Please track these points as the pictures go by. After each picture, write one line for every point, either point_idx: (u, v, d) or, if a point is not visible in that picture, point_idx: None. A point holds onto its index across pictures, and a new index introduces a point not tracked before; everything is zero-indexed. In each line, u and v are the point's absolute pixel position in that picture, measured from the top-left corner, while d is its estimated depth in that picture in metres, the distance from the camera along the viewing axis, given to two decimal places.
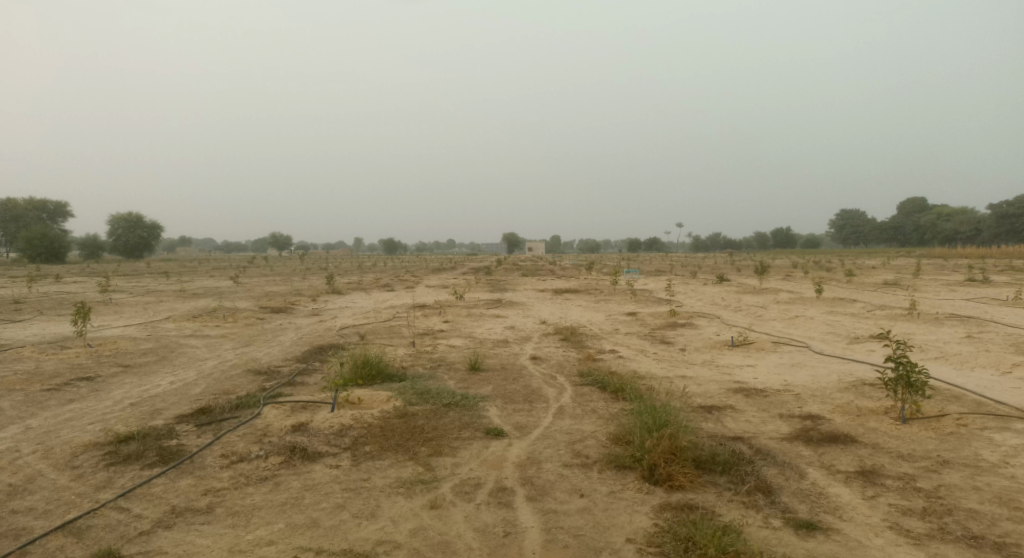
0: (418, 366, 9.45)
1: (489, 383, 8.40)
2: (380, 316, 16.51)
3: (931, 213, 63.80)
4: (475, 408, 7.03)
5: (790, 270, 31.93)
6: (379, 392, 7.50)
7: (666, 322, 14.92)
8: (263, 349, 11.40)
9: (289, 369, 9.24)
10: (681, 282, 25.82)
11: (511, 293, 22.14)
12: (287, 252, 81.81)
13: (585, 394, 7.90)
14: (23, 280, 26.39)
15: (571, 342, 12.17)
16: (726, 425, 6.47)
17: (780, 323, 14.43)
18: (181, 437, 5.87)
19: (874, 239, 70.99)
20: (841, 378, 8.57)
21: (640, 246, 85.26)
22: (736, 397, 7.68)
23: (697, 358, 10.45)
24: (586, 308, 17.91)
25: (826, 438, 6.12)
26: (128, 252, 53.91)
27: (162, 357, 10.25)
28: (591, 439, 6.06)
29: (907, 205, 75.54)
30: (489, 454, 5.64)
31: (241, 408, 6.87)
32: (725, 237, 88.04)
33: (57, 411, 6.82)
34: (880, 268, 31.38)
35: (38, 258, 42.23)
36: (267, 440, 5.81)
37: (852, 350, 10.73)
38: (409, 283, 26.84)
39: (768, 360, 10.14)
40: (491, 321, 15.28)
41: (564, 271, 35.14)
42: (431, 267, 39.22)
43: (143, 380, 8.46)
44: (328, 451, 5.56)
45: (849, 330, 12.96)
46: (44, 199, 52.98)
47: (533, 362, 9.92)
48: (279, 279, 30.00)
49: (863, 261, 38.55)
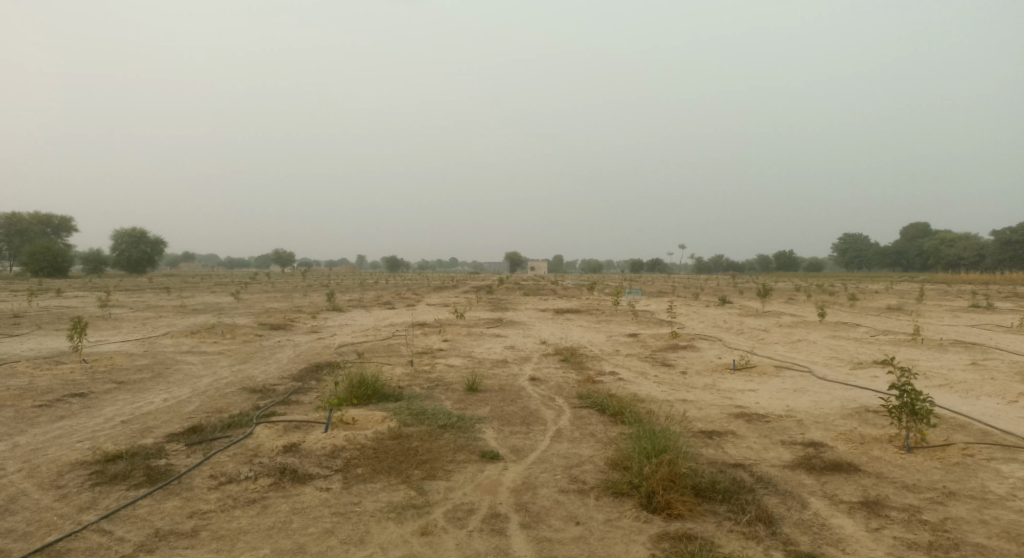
0: (415, 386, 9.34)
1: (486, 404, 8.28)
2: (379, 334, 16.41)
3: (934, 238, 63.68)
4: (470, 430, 6.92)
5: (793, 293, 31.80)
6: (373, 412, 7.39)
7: (667, 344, 14.80)
8: (259, 366, 11.30)
9: (285, 387, 9.14)
10: (683, 303, 25.71)
11: (512, 313, 22.05)
12: (290, 268, 81.95)
13: (584, 417, 7.78)
14: (24, 294, 26.38)
15: (570, 363, 12.05)
16: (727, 451, 6.34)
17: (783, 347, 14.30)
18: (170, 457, 5.76)
19: (877, 263, 70.82)
20: (844, 404, 8.43)
21: (642, 267, 85.24)
22: (737, 422, 7.55)
23: (698, 381, 10.31)
24: (586, 329, 17.80)
25: (829, 466, 5.98)
26: (131, 266, 54.02)
27: (157, 374, 10.16)
28: (588, 464, 5.93)
29: (910, 229, 75.48)
30: (484, 478, 5.51)
31: (233, 427, 6.77)
32: (728, 260, 88.03)
33: (46, 428, 6.72)
34: (883, 292, 31.27)
35: (41, 272, 42.32)
36: (258, 461, 5.70)
37: (855, 376, 10.59)
38: (410, 301, 26.78)
39: (770, 385, 10.01)
40: (491, 340, 15.17)
41: (566, 290, 35.06)
42: (433, 285, 39.24)
43: (136, 397, 8.36)
44: (319, 473, 5.45)
45: (852, 355, 12.82)
46: (49, 213, 53.26)
47: (532, 384, 9.79)
48: (279, 295, 29.96)
49: (866, 285, 38.42)
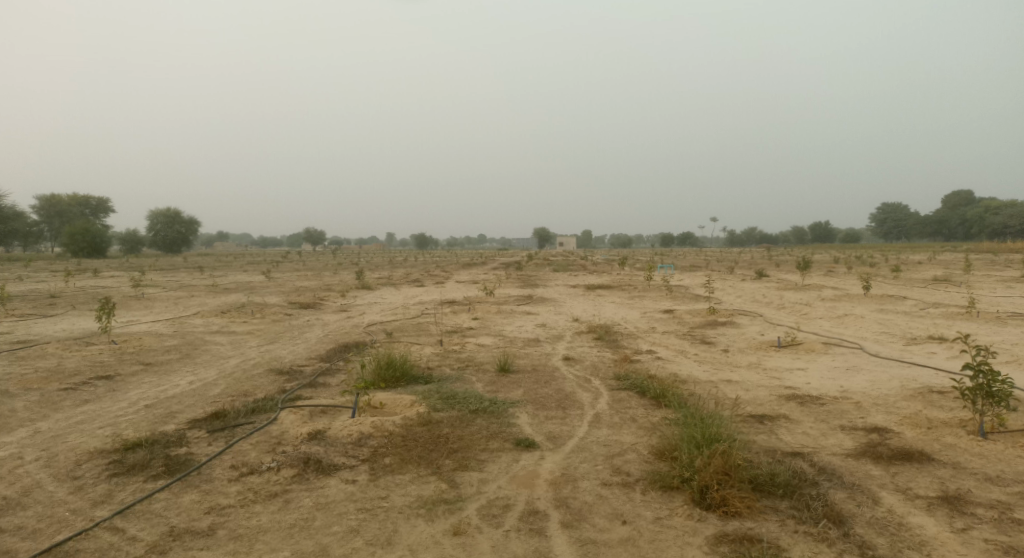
0: (445, 367, 8.99)
1: (519, 386, 7.88)
2: (408, 312, 16.17)
3: (978, 206, 60.88)
4: (503, 415, 6.52)
5: (831, 265, 30.66)
6: (402, 395, 7.06)
7: (705, 320, 14.19)
8: (287, 347, 11.10)
9: (311, 369, 8.88)
10: (717, 277, 24.84)
11: (542, 289, 21.59)
12: (320, 246, 82.85)
13: (623, 400, 7.32)
14: (63, 274, 26.90)
15: (605, 341, 11.59)
16: (782, 438, 5.82)
17: (828, 323, 13.57)
18: (191, 445, 5.51)
19: (918, 233, 68.21)
20: (904, 384, 7.78)
21: (672, 240, 83.79)
22: (790, 405, 7.00)
23: (742, 361, 9.74)
24: (619, 305, 17.26)
25: (898, 453, 5.39)
26: (166, 246, 55.04)
27: (184, 355, 10.01)
28: (631, 454, 5.48)
29: (953, 197, 72.33)
30: (520, 469, 5.13)
31: (257, 412, 6.50)
32: (760, 232, 85.95)
33: (69, 413, 6.55)
34: (926, 263, 29.83)
35: (81, 253, 43.36)
36: (281, 450, 5.39)
37: (910, 353, 9.87)
38: (440, 278, 26.56)
39: (820, 363, 9.38)
40: (522, 318, 14.79)
41: (596, 265, 34.37)
42: (461, 262, 38.97)
43: (162, 380, 8.19)
44: (345, 464, 5.12)
45: (905, 330, 12.06)
46: (87, 196, 54.35)
47: (566, 364, 9.37)
48: (308, 274, 30.07)
49: (907, 256, 36.50)
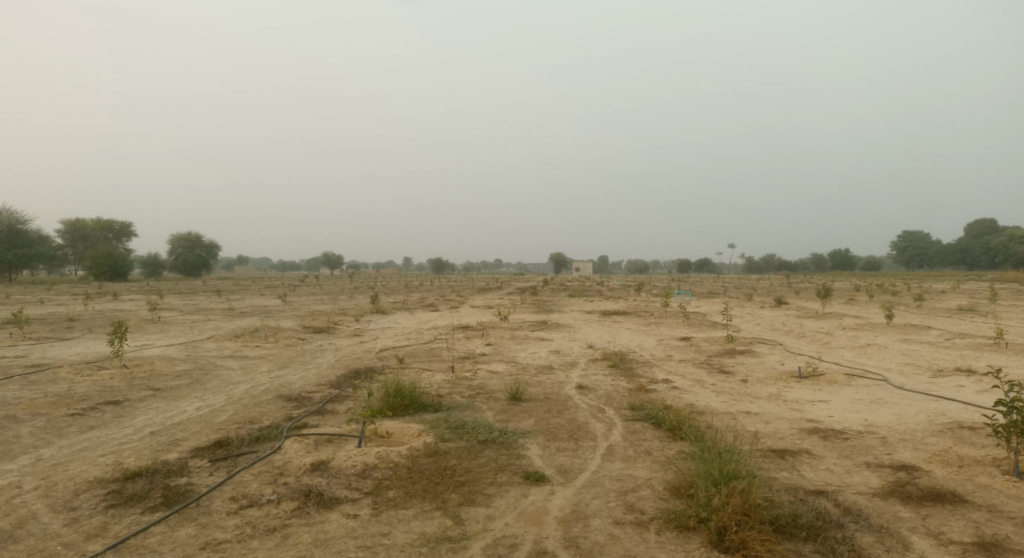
0: (455, 395, 8.82)
1: (530, 416, 7.68)
2: (420, 337, 16.05)
3: (1002, 234, 59.79)
4: (513, 446, 6.31)
5: (852, 294, 30.12)
6: (410, 425, 6.89)
7: (723, 348, 13.88)
8: (298, 372, 11.01)
9: (320, 395, 8.76)
10: (735, 305, 24.43)
11: (557, 315, 21.37)
12: (337, 270, 83.43)
13: (638, 431, 7.07)
14: (83, 297, 27.27)
15: (620, 369, 11.35)
16: (805, 474, 5.54)
17: (851, 352, 13.17)
18: (192, 474, 5.42)
19: (940, 261, 67.05)
20: (932, 418, 7.43)
21: (689, 267, 83.14)
22: (812, 439, 6.70)
23: (762, 391, 9.43)
24: (635, 332, 16.99)
25: (930, 492, 5.08)
26: (186, 270, 55.79)
27: (194, 380, 9.97)
28: (645, 490, 5.24)
29: (977, 225, 71.12)
30: (528, 505, 4.92)
31: (261, 441, 6.39)
32: (778, 259, 85.16)
33: (73, 439, 6.51)
34: (949, 293, 29.08)
35: (103, 276, 44.08)
36: (282, 482, 5.25)
37: (937, 385, 9.47)
38: (454, 303, 26.50)
39: (843, 395, 9.03)
40: (535, 344, 14.59)
41: (611, 291, 34.11)
42: (477, 287, 39.01)
43: (169, 406, 8.13)
44: (347, 497, 4.96)
45: (930, 361, 11.66)
46: (112, 220, 55.49)
47: (579, 392, 9.15)
48: (324, 298, 30.18)
49: (929, 285, 35.60)
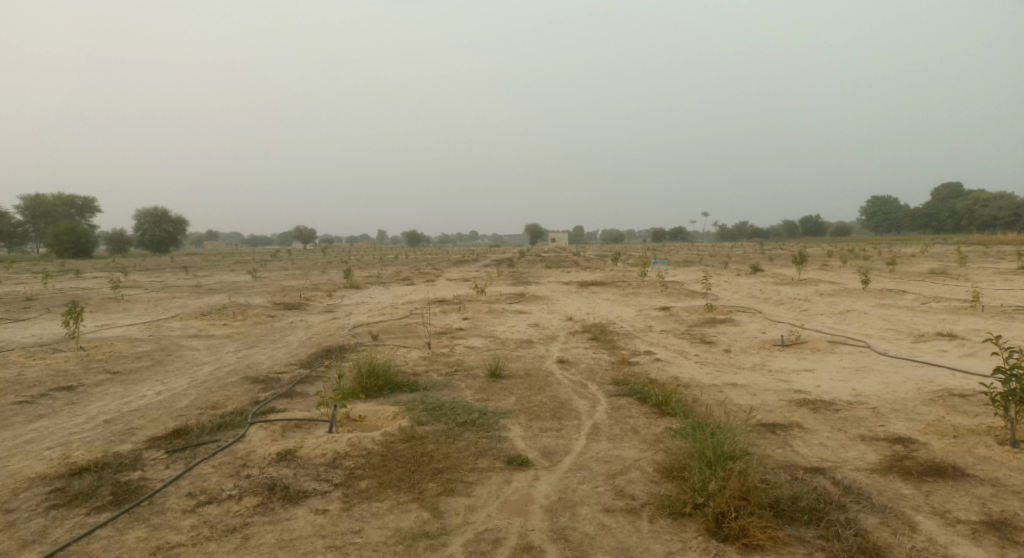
0: (432, 372, 8.44)
1: (511, 394, 7.34)
2: (396, 312, 15.58)
3: (967, 199, 60.97)
4: (494, 428, 5.97)
5: (825, 259, 30.33)
6: (384, 407, 6.50)
7: (703, 317, 13.71)
8: (267, 351, 10.52)
9: (289, 376, 8.31)
10: (712, 273, 24.28)
11: (535, 286, 21.01)
12: (311, 245, 81.69)
13: (623, 408, 6.79)
14: (42, 276, 26.01)
15: (601, 341, 11.08)
16: (799, 450, 5.30)
17: (830, 319, 13.08)
18: (146, 468, 4.97)
19: (907, 226, 68.32)
20: (920, 386, 7.26)
21: (664, 235, 83.30)
22: (802, 411, 6.48)
23: (746, 361, 9.24)
24: (615, 303, 16.73)
25: (929, 467, 4.87)
26: (154, 246, 54.00)
27: (156, 362, 9.42)
28: (635, 472, 4.95)
29: (942, 190, 72.33)
30: (512, 493, 4.61)
31: (223, 429, 5.94)
32: (751, 227, 86.04)
33: (18, 430, 6.00)
34: (919, 256, 29.40)
35: (66, 253, 42.38)
36: (245, 474, 4.84)
37: (920, 351, 9.35)
38: (430, 276, 26.00)
39: (828, 364, 8.87)
40: (513, 317, 14.26)
41: (589, 261, 33.84)
42: (453, 260, 38.48)
43: (127, 391, 7.61)
44: (316, 490, 4.58)
45: (910, 326, 11.60)
46: (72, 195, 53.21)
47: (560, 367, 8.85)
48: (297, 273, 29.32)
49: (898, 249, 36.00)
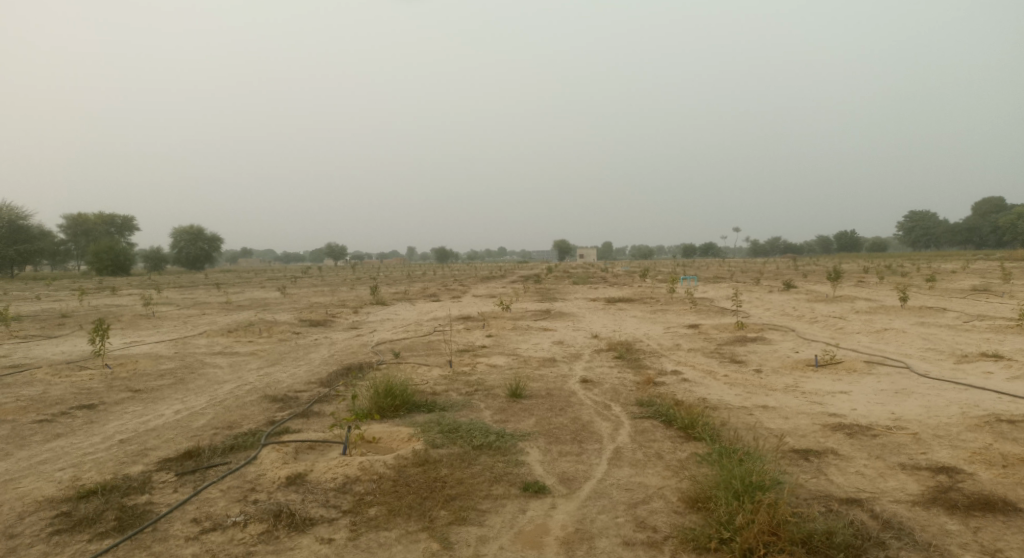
0: (451, 392, 8.27)
1: (531, 415, 7.13)
2: (420, 329, 15.51)
3: (1010, 212, 58.83)
4: (510, 451, 5.76)
5: (862, 275, 29.41)
6: (400, 428, 6.35)
7: (733, 336, 13.29)
8: (288, 369, 10.50)
9: (308, 395, 8.23)
10: (742, 289, 23.71)
11: (561, 303, 20.76)
12: (341, 262, 82.74)
13: (646, 431, 6.51)
14: (81, 293, 26.71)
15: (626, 360, 10.78)
16: (834, 479, 4.97)
17: (867, 338, 12.54)
18: (154, 492, 4.89)
19: (947, 240, 66.15)
20: (966, 411, 6.82)
21: (693, 251, 82.27)
22: (837, 437, 6.11)
23: (777, 382, 8.86)
24: (641, 320, 16.38)
25: (978, 500, 4.49)
26: (189, 263, 55.30)
27: (179, 379, 9.45)
28: (657, 502, 4.68)
29: (983, 203, 69.96)
30: (526, 523, 4.38)
31: (236, 450, 5.85)
32: (783, 242, 84.46)
33: (35, 450, 6.00)
34: (961, 272, 28.29)
35: (106, 271, 43.64)
36: (253, 500, 4.72)
37: (964, 372, 8.84)
38: (456, 292, 25.95)
39: (865, 385, 8.43)
40: (537, 335, 14.04)
41: (616, 277, 33.43)
42: (481, 276, 38.42)
43: (147, 409, 7.61)
44: (322, 517, 4.44)
45: (952, 345, 11.03)
46: (113, 214, 54.93)
47: (583, 387, 8.61)
48: (325, 290, 29.58)
49: (938, 266, 34.81)
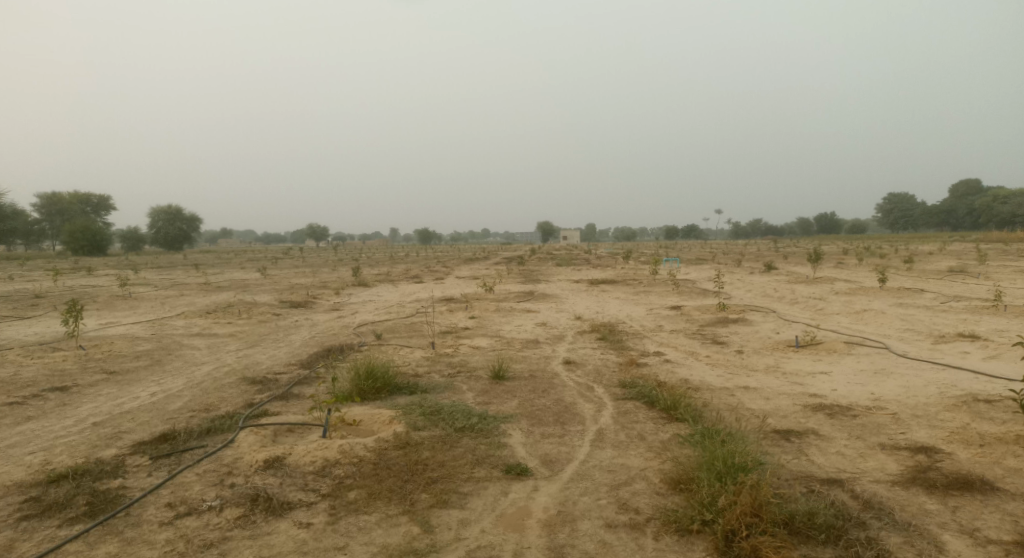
0: (433, 374, 8.19)
1: (514, 397, 7.08)
2: (402, 310, 15.37)
3: (985, 195, 59.76)
4: (493, 434, 5.71)
5: (841, 257, 29.73)
6: (381, 410, 6.26)
7: (715, 317, 13.34)
8: (268, 351, 10.33)
9: (287, 377, 8.10)
10: (724, 271, 23.84)
11: (544, 285, 20.72)
12: (323, 242, 81.82)
13: (629, 412, 6.50)
14: (55, 273, 26.07)
15: (609, 342, 10.77)
16: (815, 460, 4.99)
17: (846, 319, 12.66)
18: (127, 476, 4.77)
19: (924, 223, 67.11)
20: (944, 391, 6.90)
21: (676, 233, 82.62)
22: (817, 417, 6.15)
23: (759, 363, 8.91)
24: (624, 301, 16.40)
25: (955, 479, 4.54)
26: (168, 244, 54.33)
27: (155, 361, 9.26)
28: (640, 483, 4.66)
29: (960, 187, 70.98)
30: (508, 506, 4.34)
31: (212, 433, 5.73)
32: (764, 224, 85.16)
33: (4, 434, 5.83)
34: (937, 254, 28.73)
35: (81, 251, 42.70)
36: (229, 484, 4.62)
37: (941, 353, 8.95)
38: (439, 274, 25.77)
39: (845, 366, 8.50)
40: (520, 316, 13.99)
41: (599, 259, 33.42)
42: (464, 257, 38.20)
43: (122, 392, 7.43)
44: (301, 501, 4.35)
45: (930, 326, 11.18)
46: (88, 193, 53.67)
47: (566, 368, 8.57)
48: (307, 271, 29.20)
49: (916, 247, 35.33)
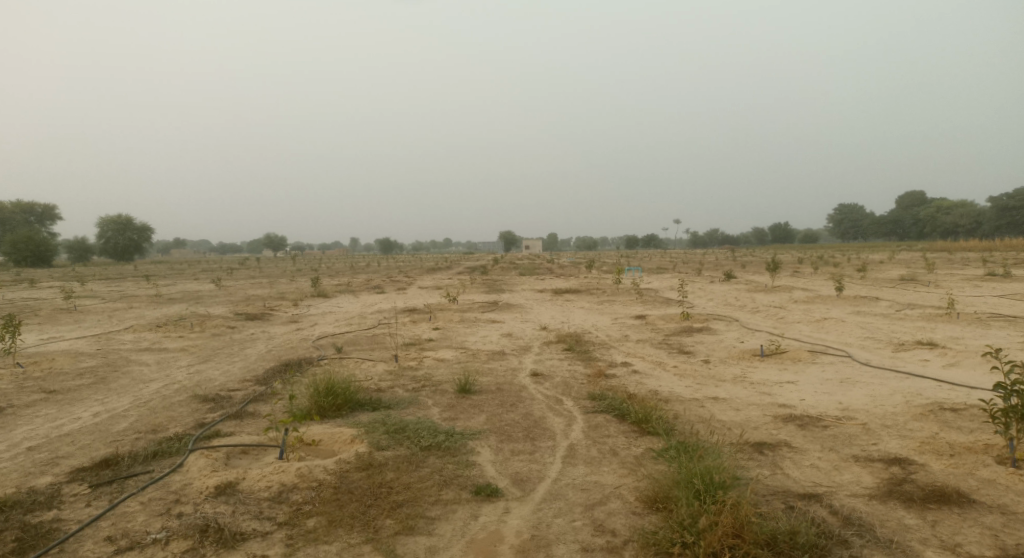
0: (397, 388, 7.89)
1: (481, 412, 6.84)
2: (364, 322, 14.95)
3: (929, 207, 62.43)
4: (461, 452, 5.46)
5: (797, 266, 30.43)
6: (342, 429, 5.94)
7: (679, 326, 13.38)
8: (222, 366, 9.83)
9: (242, 394, 7.67)
10: (686, 280, 24.10)
11: (508, 295, 20.51)
12: (282, 252, 79.90)
13: (601, 426, 6.33)
14: None
15: (577, 352, 10.63)
16: (790, 473, 4.91)
17: (807, 327, 12.83)
18: (62, 507, 4.35)
19: (873, 232, 69.67)
20: (909, 400, 6.96)
21: (636, 242, 83.73)
22: (789, 428, 6.11)
23: (726, 373, 8.89)
24: (590, 311, 16.33)
25: (931, 492, 4.51)
26: (117, 255, 52.06)
27: (99, 378, 8.68)
28: (615, 502, 4.50)
29: (905, 198, 74.01)
30: (479, 531, 4.11)
31: (159, 457, 5.32)
32: (722, 233, 87.07)
33: None
34: (887, 263, 29.74)
35: (23, 262, 40.43)
36: (177, 513, 4.25)
37: (902, 361, 9.10)
38: (402, 284, 25.28)
39: (810, 375, 8.55)
40: (486, 327, 13.75)
41: (563, 268, 33.42)
42: (427, 267, 37.69)
43: (61, 413, 6.89)
44: (255, 532, 4.03)
45: (888, 334, 11.40)
46: (31, 203, 51.09)
47: (534, 381, 8.38)
48: (264, 282, 28.30)
49: (867, 256, 36.52)
